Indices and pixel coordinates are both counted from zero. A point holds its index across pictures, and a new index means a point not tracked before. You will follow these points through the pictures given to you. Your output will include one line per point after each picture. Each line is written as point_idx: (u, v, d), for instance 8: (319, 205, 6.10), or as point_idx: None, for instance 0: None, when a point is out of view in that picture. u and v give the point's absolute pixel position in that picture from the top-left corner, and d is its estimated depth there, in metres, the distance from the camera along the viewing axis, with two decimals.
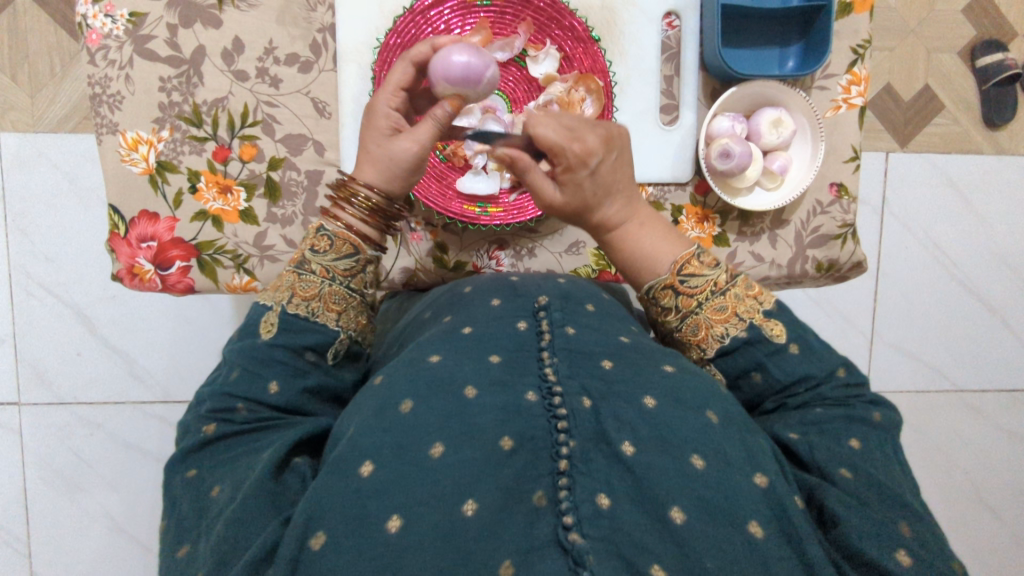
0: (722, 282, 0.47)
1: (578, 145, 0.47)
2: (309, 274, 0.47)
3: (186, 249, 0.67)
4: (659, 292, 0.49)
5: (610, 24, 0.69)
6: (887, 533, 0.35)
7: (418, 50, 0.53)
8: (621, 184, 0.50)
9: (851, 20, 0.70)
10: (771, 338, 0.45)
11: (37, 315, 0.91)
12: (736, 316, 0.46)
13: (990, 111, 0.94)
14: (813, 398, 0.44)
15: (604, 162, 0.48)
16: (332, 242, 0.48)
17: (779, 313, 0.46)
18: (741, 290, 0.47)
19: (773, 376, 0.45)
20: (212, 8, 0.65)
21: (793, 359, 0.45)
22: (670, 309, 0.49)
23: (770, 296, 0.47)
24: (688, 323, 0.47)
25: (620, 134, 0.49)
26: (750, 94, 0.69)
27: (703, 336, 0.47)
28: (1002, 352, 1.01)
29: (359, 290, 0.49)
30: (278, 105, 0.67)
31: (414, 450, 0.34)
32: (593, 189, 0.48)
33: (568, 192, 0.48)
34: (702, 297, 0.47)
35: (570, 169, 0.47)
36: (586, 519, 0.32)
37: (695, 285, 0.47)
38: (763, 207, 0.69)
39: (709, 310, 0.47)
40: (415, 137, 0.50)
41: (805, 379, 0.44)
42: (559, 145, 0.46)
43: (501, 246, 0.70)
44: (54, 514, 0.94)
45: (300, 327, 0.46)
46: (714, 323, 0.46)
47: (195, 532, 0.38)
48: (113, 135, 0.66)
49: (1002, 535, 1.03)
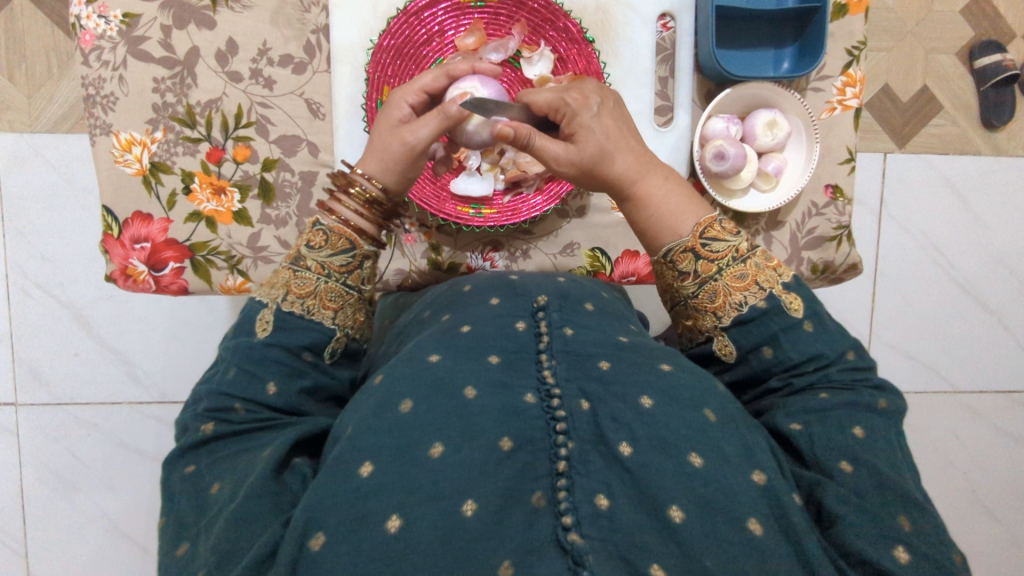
0: (743, 249, 0.47)
1: (577, 95, 0.50)
2: (305, 271, 0.47)
3: (179, 250, 0.67)
4: (678, 255, 0.48)
5: (604, 25, 0.69)
6: (885, 531, 0.35)
7: (461, 66, 0.57)
8: (628, 136, 0.51)
9: (846, 21, 0.70)
10: (789, 311, 0.45)
11: (32, 316, 0.91)
12: (757, 285, 0.46)
13: (988, 112, 0.95)
14: (820, 379, 0.43)
15: (604, 107, 0.50)
16: (328, 238, 0.48)
17: (796, 284, 0.46)
18: (761, 259, 0.47)
19: (784, 351, 0.45)
20: (206, 10, 0.65)
21: (806, 335, 0.45)
22: (689, 273, 0.48)
23: (789, 269, 0.47)
24: (706, 290, 0.47)
25: (613, 92, 0.53)
26: (742, 96, 0.69)
27: (720, 304, 0.47)
28: (1001, 352, 1.01)
29: (356, 286, 0.49)
30: (272, 106, 0.67)
31: (413, 451, 0.35)
32: (604, 136, 0.49)
33: (579, 142, 0.49)
34: (723, 262, 0.46)
35: (576, 114, 0.49)
36: (584, 519, 0.32)
37: (718, 250, 0.47)
38: (755, 210, 0.69)
39: (728, 276, 0.46)
40: (418, 131, 0.51)
41: (813, 359, 0.44)
42: (558, 99, 0.50)
43: (495, 247, 0.71)
44: (52, 514, 0.94)
45: (294, 326, 0.46)
46: (733, 290, 0.46)
47: (195, 530, 0.38)
48: (106, 136, 0.66)
49: (1001, 536, 1.03)
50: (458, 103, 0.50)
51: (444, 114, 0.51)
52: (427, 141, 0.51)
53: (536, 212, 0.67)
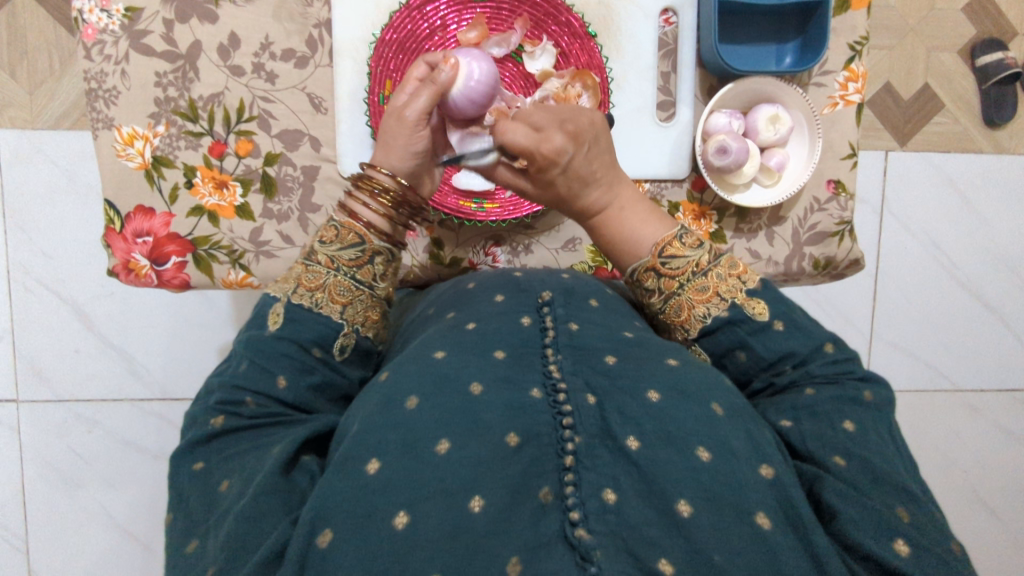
0: (704, 262, 0.47)
1: (548, 147, 0.47)
2: (316, 265, 0.47)
3: (181, 244, 0.67)
4: (642, 274, 0.50)
5: (607, 20, 0.69)
6: (893, 525, 0.35)
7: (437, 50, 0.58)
8: (598, 174, 0.50)
9: (848, 17, 0.70)
10: (753, 317, 0.45)
11: (35, 312, 0.90)
12: (718, 296, 0.46)
13: (989, 110, 0.95)
14: (800, 376, 0.44)
15: (577, 156, 0.48)
16: (339, 233, 0.48)
17: (762, 290, 0.46)
18: (723, 269, 0.47)
19: (757, 353, 0.45)
20: (208, 3, 0.65)
21: (778, 336, 0.45)
22: (654, 290, 0.49)
23: (755, 275, 0.47)
24: (671, 305, 0.48)
25: (591, 126, 0.49)
26: (746, 91, 0.69)
27: (686, 318, 0.48)
28: (1001, 350, 1.01)
29: (367, 282, 0.49)
30: (275, 100, 0.67)
31: (420, 447, 0.35)
32: (568, 183, 0.49)
33: (542, 186, 0.50)
34: (683, 278, 0.47)
35: (542, 169, 0.48)
36: (592, 514, 0.32)
37: (676, 267, 0.48)
38: (760, 204, 0.70)
39: (690, 290, 0.47)
40: (416, 104, 0.52)
41: (789, 356, 0.45)
42: (528, 147, 0.46)
43: (498, 242, 0.71)
44: (54, 511, 0.94)
45: (304, 319, 0.46)
46: (695, 303, 0.47)
47: (203, 527, 0.38)
48: (109, 130, 0.65)
49: (1002, 535, 1.04)
50: (445, 69, 0.53)
51: (433, 87, 0.53)
52: (422, 108, 0.52)
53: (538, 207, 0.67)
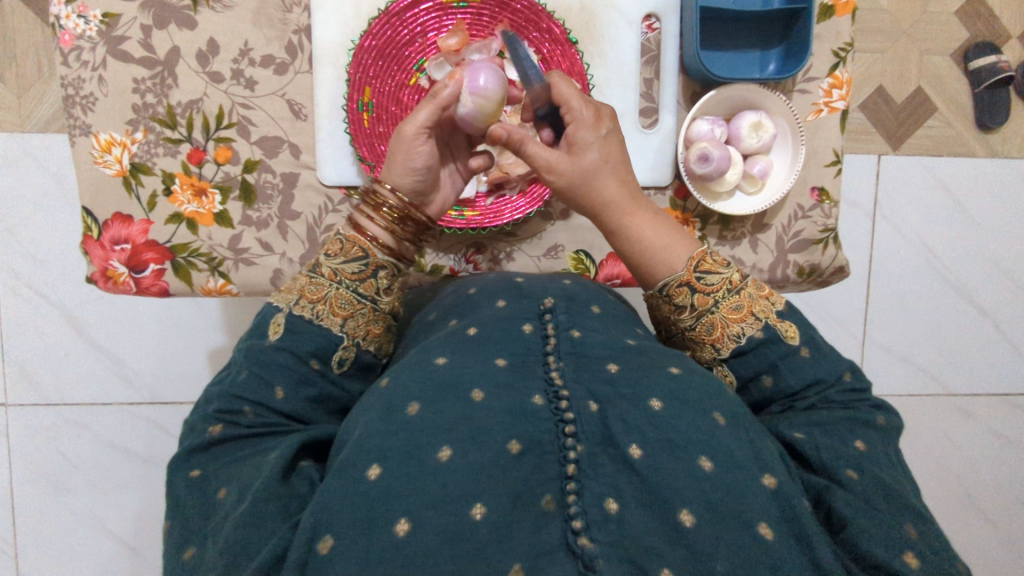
0: (736, 280, 0.47)
1: (591, 110, 0.50)
2: (319, 277, 0.47)
3: (160, 252, 0.66)
4: (673, 290, 0.48)
5: (589, 26, 0.69)
6: (897, 537, 0.35)
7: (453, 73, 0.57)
8: (625, 167, 0.52)
9: (832, 23, 0.70)
10: (786, 339, 0.45)
11: (20, 316, 0.89)
12: (753, 315, 0.46)
13: (980, 114, 0.95)
14: (820, 400, 0.44)
15: (611, 136, 0.51)
16: (344, 246, 0.48)
17: (790, 312, 0.47)
18: (753, 289, 0.47)
19: (783, 379, 0.45)
20: (187, 9, 0.64)
21: (804, 363, 0.45)
22: (685, 306, 0.48)
23: (781, 296, 0.48)
24: (703, 323, 0.47)
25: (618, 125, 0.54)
26: (724, 99, 0.69)
27: (718, 336, 0.47)
28: (996, 354, 1.02)
29: (370, 296, 0.48)
30: (254, 107, 0.66)
31: (423, 454, 0.34)
32: (602, 156, 0.50)
33: (576, 151, 0.50)
34: (718, 295, 0.47)
35: (581, 126, 0.50)
36: (594, 523, 0.32)
37: (712, 282, 0.47)
38: (743, 211, 0.69)
39: (724, 308, 0.47)
40: (416, 118, 0.51)
41: (814, 384, 0.45)
42: (571, 101, 0.50)
43: (479, 249, 0.70)
44: (41, 515, 0.93)
45: (306, 330, 0.45)
46: (730, 322, 0.46)
47: (201, 534, 0.37)
48: (85, 137, 0.64)
49: (995, 537, 1.05)
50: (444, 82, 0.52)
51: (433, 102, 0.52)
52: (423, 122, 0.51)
53: (519, 214, 0.67)
